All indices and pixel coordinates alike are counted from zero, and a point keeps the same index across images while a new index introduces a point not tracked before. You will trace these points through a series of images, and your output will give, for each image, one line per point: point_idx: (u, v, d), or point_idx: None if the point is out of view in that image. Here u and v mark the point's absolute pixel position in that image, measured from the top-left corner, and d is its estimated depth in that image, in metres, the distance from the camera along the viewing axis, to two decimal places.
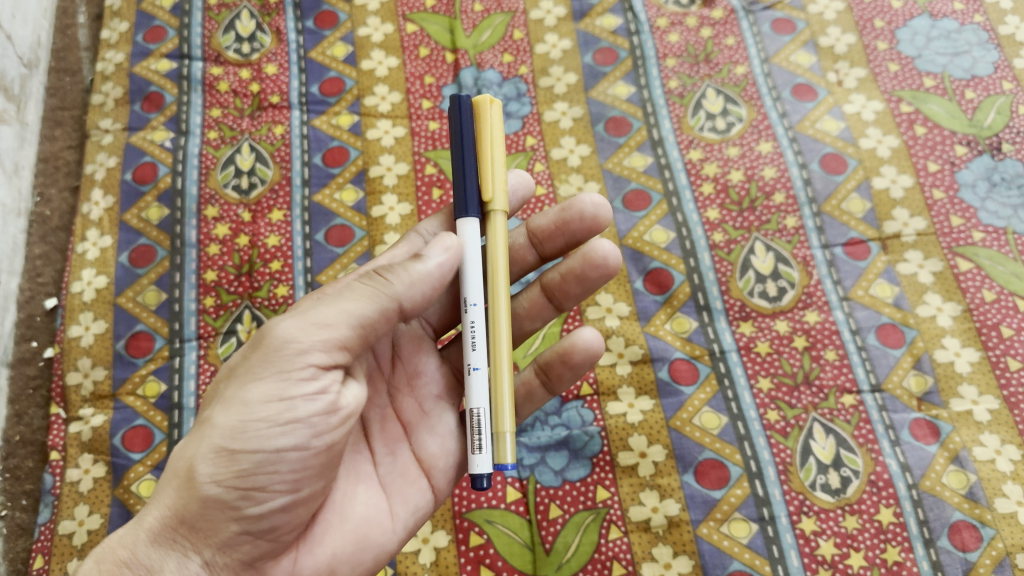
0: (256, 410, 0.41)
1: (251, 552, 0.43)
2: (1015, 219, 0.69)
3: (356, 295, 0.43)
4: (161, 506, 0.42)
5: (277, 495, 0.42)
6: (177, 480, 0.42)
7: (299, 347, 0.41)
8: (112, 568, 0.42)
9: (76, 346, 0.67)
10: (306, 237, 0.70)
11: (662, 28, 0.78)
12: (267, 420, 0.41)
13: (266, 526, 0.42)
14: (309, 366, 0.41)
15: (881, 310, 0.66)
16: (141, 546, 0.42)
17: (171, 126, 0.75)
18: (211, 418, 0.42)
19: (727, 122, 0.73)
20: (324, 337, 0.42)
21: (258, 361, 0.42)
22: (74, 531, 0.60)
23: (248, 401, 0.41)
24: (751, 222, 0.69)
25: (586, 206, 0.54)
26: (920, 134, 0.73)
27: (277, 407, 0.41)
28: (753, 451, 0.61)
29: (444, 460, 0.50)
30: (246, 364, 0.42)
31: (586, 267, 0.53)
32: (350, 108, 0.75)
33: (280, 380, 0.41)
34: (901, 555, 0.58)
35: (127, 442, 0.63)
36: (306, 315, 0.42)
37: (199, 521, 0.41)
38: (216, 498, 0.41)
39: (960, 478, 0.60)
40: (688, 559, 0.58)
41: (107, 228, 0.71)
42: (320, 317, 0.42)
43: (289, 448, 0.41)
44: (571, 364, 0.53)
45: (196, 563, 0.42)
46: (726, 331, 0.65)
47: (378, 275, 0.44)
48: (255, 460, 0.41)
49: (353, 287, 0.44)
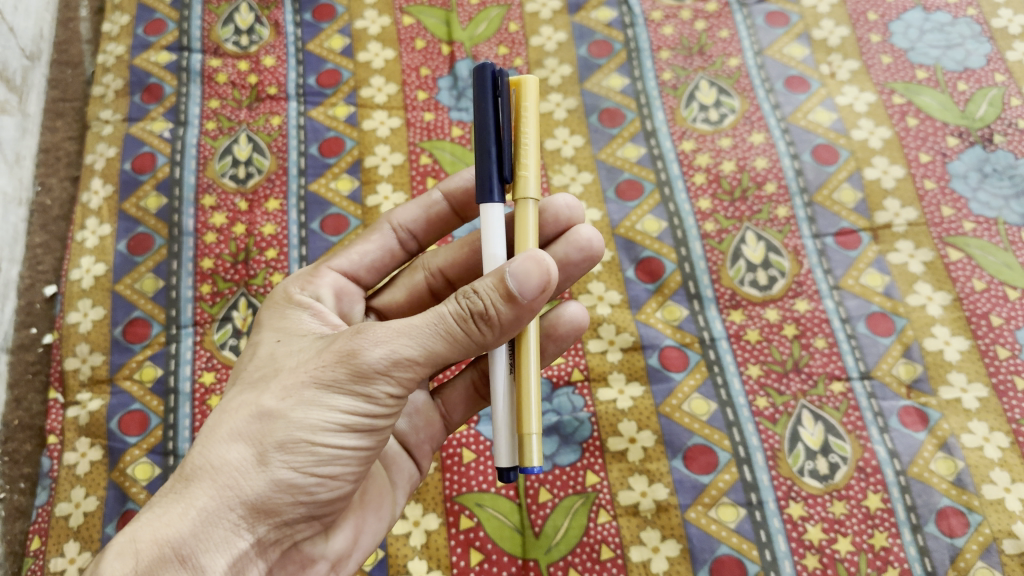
0: (341, 415, 0.41)
1: (301, 531, 0.43)
2: (1006, 209, 0.69)
3: (449, 334, 0.39)
4: (218, 486, 0.40)
5: (341, 484, 0.43)
6: (238, 463, 0.40)
7: (391, 373, 0.40)
8: (159, 546, 0.39)
9: (75, 332, 0.67)
10: (302, 226, 0.70)
11: (656, 20, 0.79)
12: (349, 425, 0.41)
13: (324, 510, 0.43)
14: (398, 384, 0.41)
15: (871, 298, 0.66)
16: (188, 526, 0.40)
17: (170, 117, 0.76)
18: (281, 410, 0.41)
19: (720, 113, 0.74)
20: (410, 364, 0.40)
21: (347, 371, 0.40)
22: (71, 513, 0.61)
23: (334, 405, 0.41)
24: (742, 212, 0.70)
25: (559, 204, 0.53)
26: (912, 125, 0.73)
27: (362, 416, 0.41)
28: (742, 437, 0.62)
29: (423, 433, 0.53)
30: (326, 367, 0.41)
31: (567, 250, 0.53)
32: (346, 99, 0.76)
33: (368, 395, 0.41)
34: (888, 540, 0.58)
35: (123, 426, 0.63)
36: (397, 342, 0.39)
37: (262, 505, 0.41)
38: (286, 486, 0.41)
39: (949, 465, 0.60)
40: (677, 542, 0.58)
41: (106, 216, 0.72)
42: (413, 349, 0.40)
43: (360, 445, 0.42)
44: (556, 337, 0.54)
45: (247, 543, 0.41)
46: (717, 319, 0.66)
47: (473, 313, 0.39)
48: (334, 454, 0.41)
49: (444, 318, 0.39)
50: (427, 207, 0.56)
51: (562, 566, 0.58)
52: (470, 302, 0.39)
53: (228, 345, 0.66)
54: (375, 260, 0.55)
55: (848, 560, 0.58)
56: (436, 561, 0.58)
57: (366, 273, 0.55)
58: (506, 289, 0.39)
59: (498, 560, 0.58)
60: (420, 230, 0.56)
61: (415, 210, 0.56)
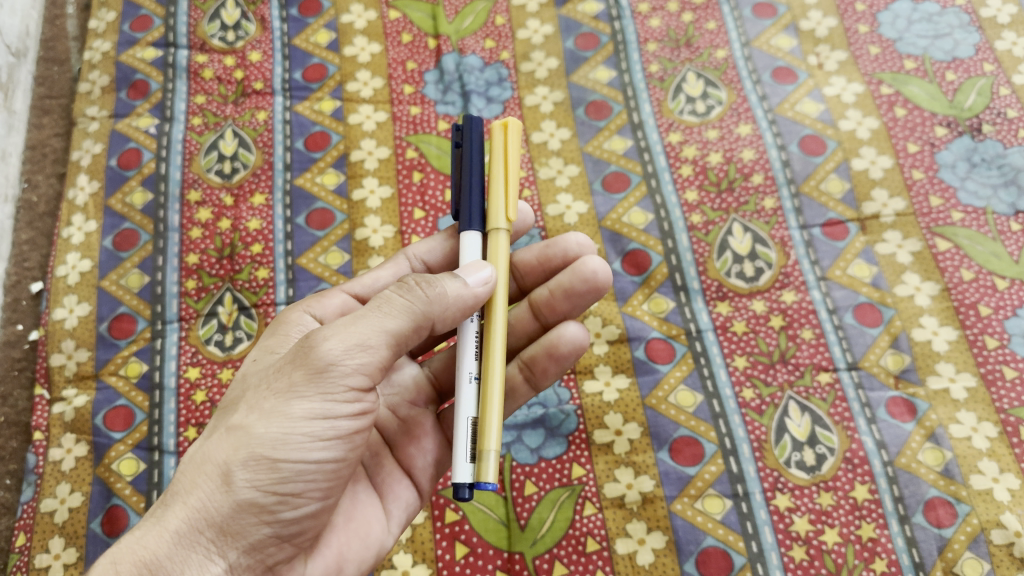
0: (300, 424, 0.41)
1: (274, 555, 0.43)
2: (995, 198, 0.69)
3: (393, 311, 0.42)
4: (187, 507, 0.41)
5: (311, 502, 0.42)
6: (206, 482, 0.41)
7: (341, 369, 0.41)
8: (129, 570, 0.40)
9: (61, 329, 0.67)
10: (287, 220, 0.70)
11: (643, 13, 0.79)
12: (309, 435, 0.41)
13: (296, 531, 0.42)
14: (352, 384, 0.41)
15: (858, 289, 0.66)
16: (163, 548, 0.40)
17: (156, 113, 0.76)
18: (245, 424, 0.41)
19: (707, 105, 0.74)
20: (362, 358, 0.41)
21: (301, 374, 0.41)
22: (56, 509, 0.61)
23: (291, 414, 0.41)
24: (729, 204, 0.69)
25: (570, 243, 0.55)
26: (900, 115, 0.73)
27: (321, 424, 0.41)
28: (728, 428, 0.61)
29: (423, 459, 0.51)
30: (284, 376, 0.42)
31: (574, 281, 0.53)
32: (332, 94, 0.76)
33: (325, 399, 0.41)
34: (876, 531, 0.58)
35: (108, 422, 0.63)
36: (346, 332, 0.41)
37: (229, 524, 0.41)
38: (251, 503, 0.41)
39: (936, 455, 0.60)
40: (662, 534, 0.58)
41: (92, 213, 0.72)
42: (360, 338, 0.41)
43: (327, 460, 0.42)
44: (557, 356, 0.53)
45: (219, 566, 0.41)
46: (703, 311, 0.66)
47: (416, 288, 0.43)
48: (296, 469, 0.41)
49: (390, 301, 0.43)
50: (443, 239, 0.56)
51: (547, 559, 0.58)
52: (413, 280, 0.43)
53: (213, 340, 0.66)
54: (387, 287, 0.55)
55: (835, 551, 0.57)
56: (421, 555, 0.58)
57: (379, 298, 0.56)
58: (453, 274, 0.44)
59: (483, 553, 0.58)
60: (436, 262, 0.56)
61: (433, 242, 0.56)
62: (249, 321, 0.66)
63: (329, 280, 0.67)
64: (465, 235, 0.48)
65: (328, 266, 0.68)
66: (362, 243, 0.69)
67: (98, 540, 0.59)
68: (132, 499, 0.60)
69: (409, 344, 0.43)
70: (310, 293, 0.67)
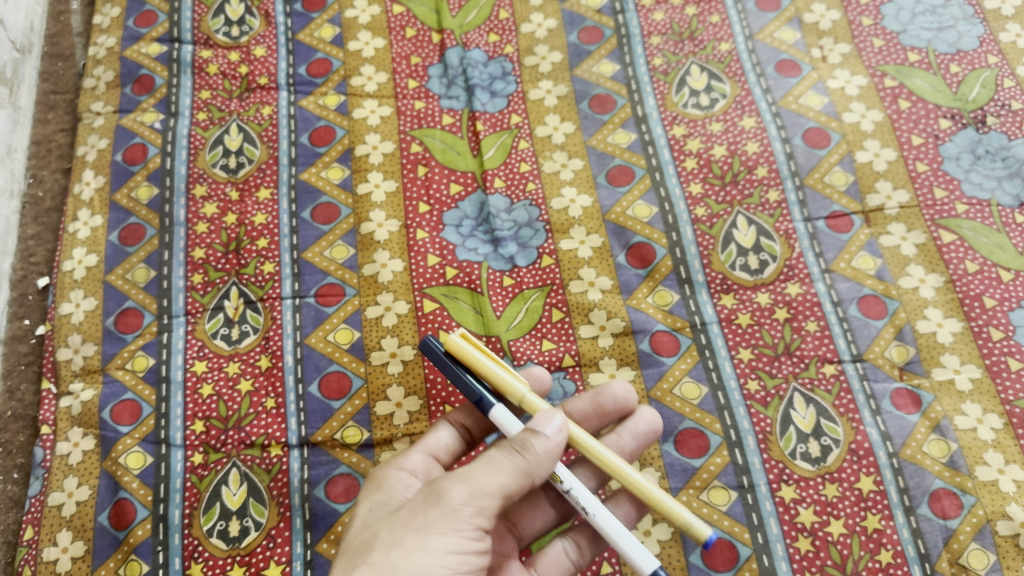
0: (440, 556, 0.41)
1: None
2: (999, 190, 0.69)
3: (503, 469, 0.44)
4: None
5: None
6: None
7: (472, 510, 0.42)
8: None
9: (67, 323, 0.68)
10: (293, 215, 0.70)
11: (646, 6, 0.79)
12: (449, 568, 0.41)
13: None
14: (480, 523, 0.42)
15: (862, 282, 0.66)
16: None
17: (161, 108, 0.76)
18: (385, 564, 0.41)
19: (711, 98, 0.74)
20: (484, 505, 0.43)
21: (437, 514, 0.42)
22: (64, 502, 0.61)
23: (432, 548, 0.41)
24: (733, 196, 0.69)
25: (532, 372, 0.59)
26: (904, 108, 0.73)
27: (456, 558, 0.41)
28: (733, 420, 0.62)
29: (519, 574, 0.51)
30: (418, 515, 0.43)
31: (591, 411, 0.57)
32: (337, 88, 0.76)
33: (459, 536, 0.41)
34: (881, 523, 0.58)
35: (115, 416, 0.64)
36: (473, 480, 0.43)
37: None
38: None
39: (941, 446, 0.60)
40: (668, 525, 0.58)
41: (98, 208, 0.72)
42: (484, 485, 0.43)
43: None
44: (603, 412, 0.57)
45: None
46: (707, 304, 0.66)
47: (515, 449, 0.45)
48: None
49: (497, 460, 0.44)
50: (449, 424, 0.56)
51: None
52: (510, 443, 0.45)
53: (220, 334, 0.66)
54: (447, 447, 0.55)
55: (840, 543, 0.57)
56: None
57: (446, 456, 0.55)
58: (530, 429, 0.46)
59: None
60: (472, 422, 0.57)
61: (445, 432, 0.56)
62: (255, 315, 0.66)
63: (334, 274, 0.68)
64: (494, 415, 0.50)
65: (333, 260, 0.68)
66: (367, 237, 0.69)
67: (106, 533, 0.60)
68: (140, 492, 0.61)
69: (512, 499, 0.45)
70: (316, 286, 0.67)
